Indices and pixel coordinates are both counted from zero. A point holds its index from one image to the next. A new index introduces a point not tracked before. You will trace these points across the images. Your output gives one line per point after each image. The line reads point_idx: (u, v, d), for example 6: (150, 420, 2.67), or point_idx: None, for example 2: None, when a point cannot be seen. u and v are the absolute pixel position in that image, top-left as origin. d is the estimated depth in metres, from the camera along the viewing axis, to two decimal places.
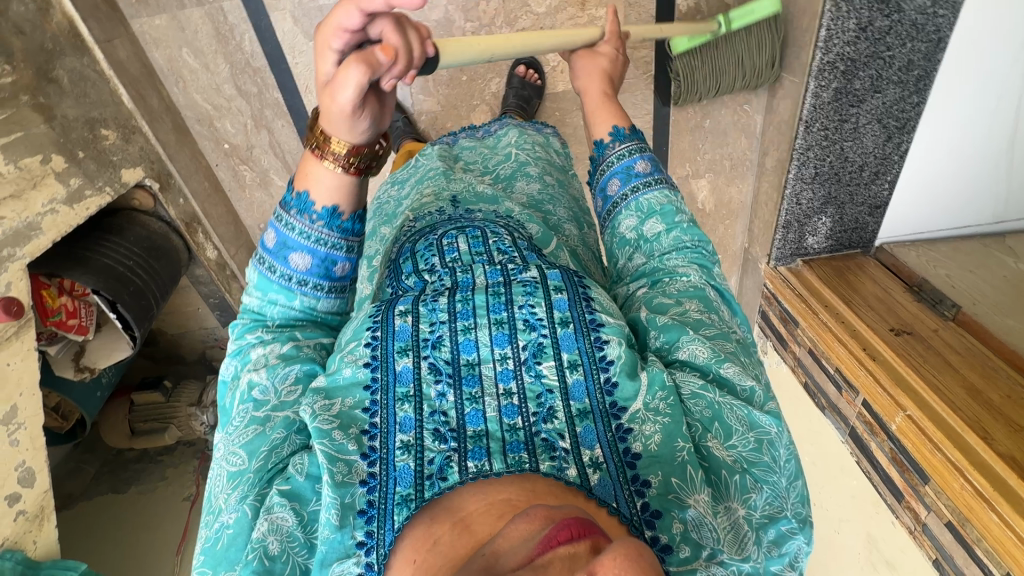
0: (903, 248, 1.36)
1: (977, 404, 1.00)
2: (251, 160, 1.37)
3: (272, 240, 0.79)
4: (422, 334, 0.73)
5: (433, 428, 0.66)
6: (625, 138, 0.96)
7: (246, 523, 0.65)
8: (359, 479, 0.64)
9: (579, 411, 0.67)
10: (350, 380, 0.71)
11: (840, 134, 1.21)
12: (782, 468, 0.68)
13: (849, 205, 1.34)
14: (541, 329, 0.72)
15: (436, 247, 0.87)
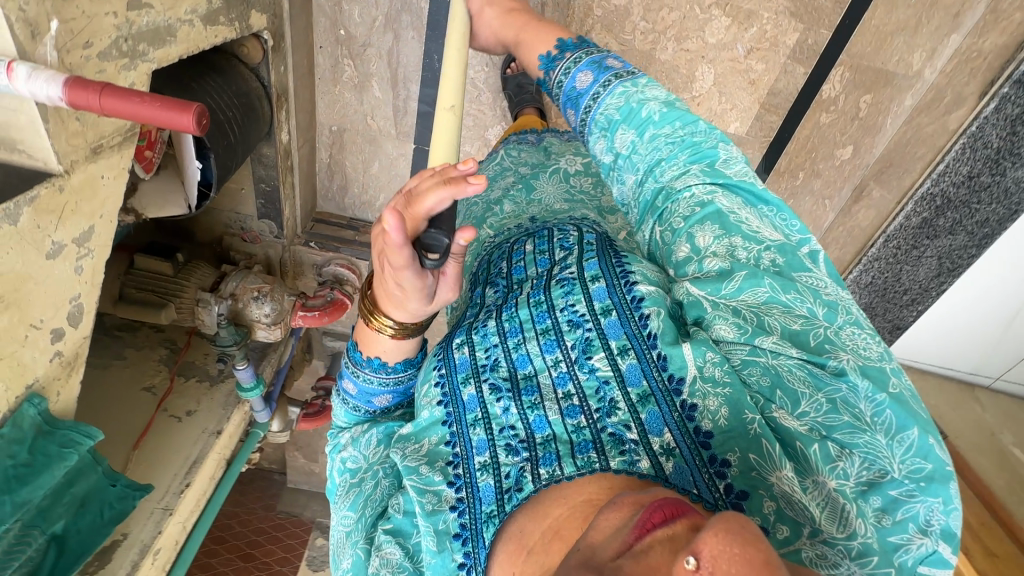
0: (904, 368, 1.54)
1: (961, 524, 1.15)
2: (360, 58, 1.26)
3: (348, 387, 0.79)
4: (483, 358, 0.71)
5: (505, 444, 0.63)
6: (573, 50, 0.85)
7: (362, 564, 0.65)
8: (449, 504, 0.62)
9: (636, 401, 0.60)
10: (430, 419, 0.69)
11: (905, 257, 1.36)
12: (875, 424, 0.53)
13: (878, 318, 1.49)
14: (585, 325, 0.67)
15: (510, 255, 0.85)
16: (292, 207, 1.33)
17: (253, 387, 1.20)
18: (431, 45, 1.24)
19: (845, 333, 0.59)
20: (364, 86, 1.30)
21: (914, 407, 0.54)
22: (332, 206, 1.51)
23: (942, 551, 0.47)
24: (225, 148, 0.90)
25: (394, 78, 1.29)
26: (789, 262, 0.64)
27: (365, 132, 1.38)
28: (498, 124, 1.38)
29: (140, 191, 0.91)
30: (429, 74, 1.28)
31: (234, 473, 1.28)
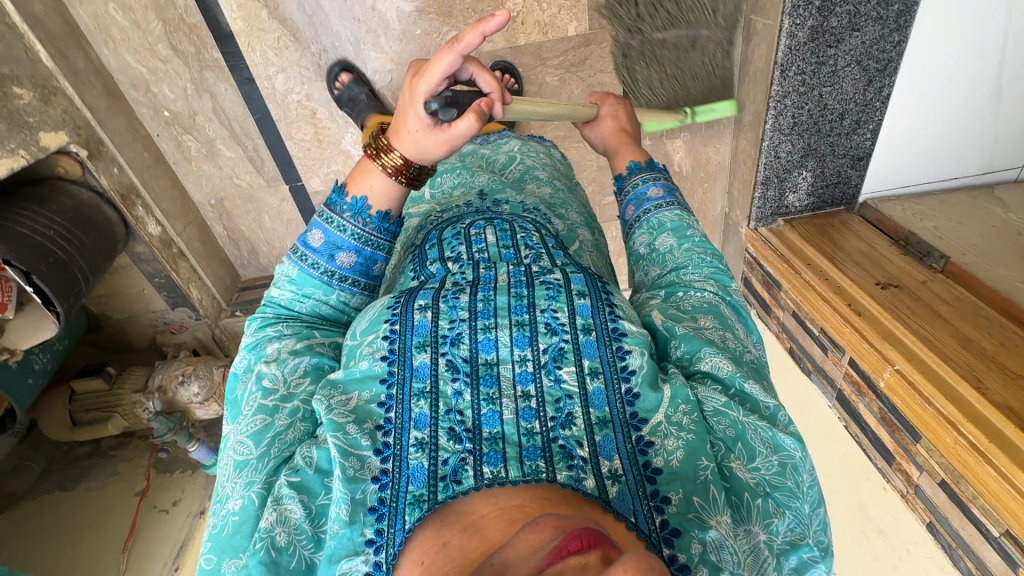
0: (887, 203, 1.31)
1: (970, 353, 0.92)
2: (196, 129, 1.30)
3: (314, 240, 0.74)
4: (444, 330, 0.66)
5: (448, 427, 0.59)
6: (645, 169, 0.88)
7: (253, 511, 0.58)
8: (372, 475, 0.57)
9: (596, 419, 0.60)
10: (367, 373, 0.64)
11: (818, 78, 1.13)
12: (806, 493, 0.60)
13: (829, 158, 1.26)
14: (563, 333, 0.65)
15: (464, 236, 0.80)
16: (202, 288, 1.39)
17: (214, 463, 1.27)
18: (246, 88, 1.25)
19: None
20: (214, 152, 1.34)
21: None
22: (253, 271, 1.56)
23: None
24: (49, 267, 0.96)
25: (234, 133, 1.31)
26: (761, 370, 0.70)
27: (240, 192, 1.41)
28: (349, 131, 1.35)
29: (11, 330, 1.00)
30: (260, 115, 1.29)
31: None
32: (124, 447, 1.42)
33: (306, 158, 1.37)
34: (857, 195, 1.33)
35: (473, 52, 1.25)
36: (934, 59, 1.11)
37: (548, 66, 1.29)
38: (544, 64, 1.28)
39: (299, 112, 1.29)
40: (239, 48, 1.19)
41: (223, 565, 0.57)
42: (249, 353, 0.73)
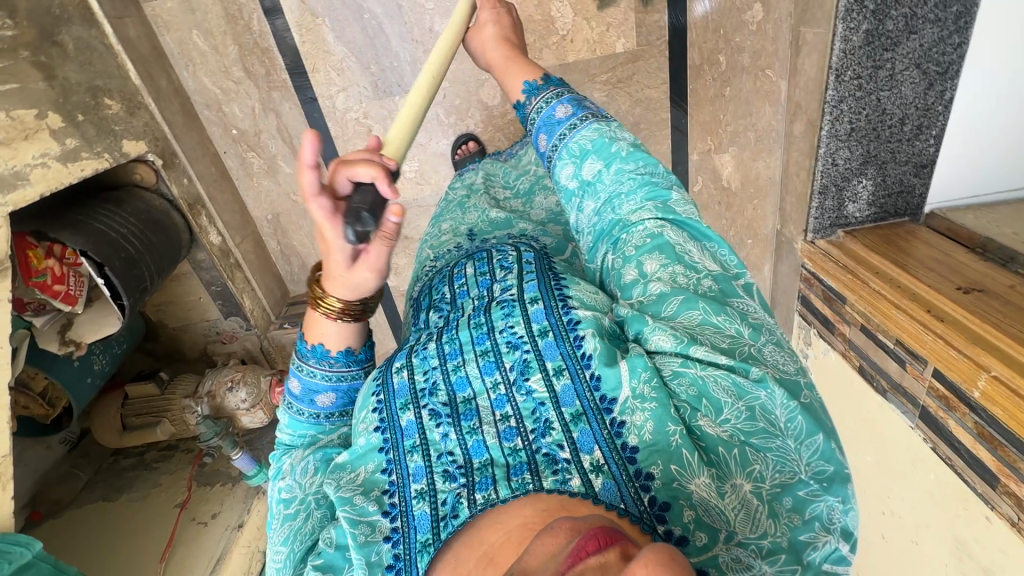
0: (958, 212, 1.23)
1: None
2: (259, 146, 1.37)
3: (294, 388, 0.70)
4: (421, 384, 0.62)
5: (441, 470, 0.56)
6: (544, 88, 0.82)
7: None
8: (383, 533, 0.54)
9: (570, 418, 0.56)
10: (364, 445, 0.60)
11: (875, 82, 1.12)
12: (789, 430, 0.54)
13: (890, 165, 1.22)
14: (524, 347, 0.61)
15: (450, 275, 0.77)
16: (254, 299, 1.42)
17: (256, 473, 1.24)
18: (309, 107, 1.32)
19: (768, 351, 0.60)
20: (274, 169, 1.40)
21: (820, 410, 0.57)
22: (301, 286, 1.59)
23: (841, 548, 0.50)
24: (121, 261, 1.00)
25: (294, 150, 1.38)
26: (714, 290, 0.63)
27: (296, 208, 1.47)
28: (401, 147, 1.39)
29: (76, 324, 1.03)
30: (320, 132, 1.35)
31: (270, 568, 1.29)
32: (166, 460, 1.43)
33: None
34: (923, 206, 1.27)
35: None
36: (1005, 57, 1.06)
37: (595, 82, 1.32)
38: (592, 79, 1.30)
39: (356, 129, 1.35)
40: (306, 68, 1.27)
41: None
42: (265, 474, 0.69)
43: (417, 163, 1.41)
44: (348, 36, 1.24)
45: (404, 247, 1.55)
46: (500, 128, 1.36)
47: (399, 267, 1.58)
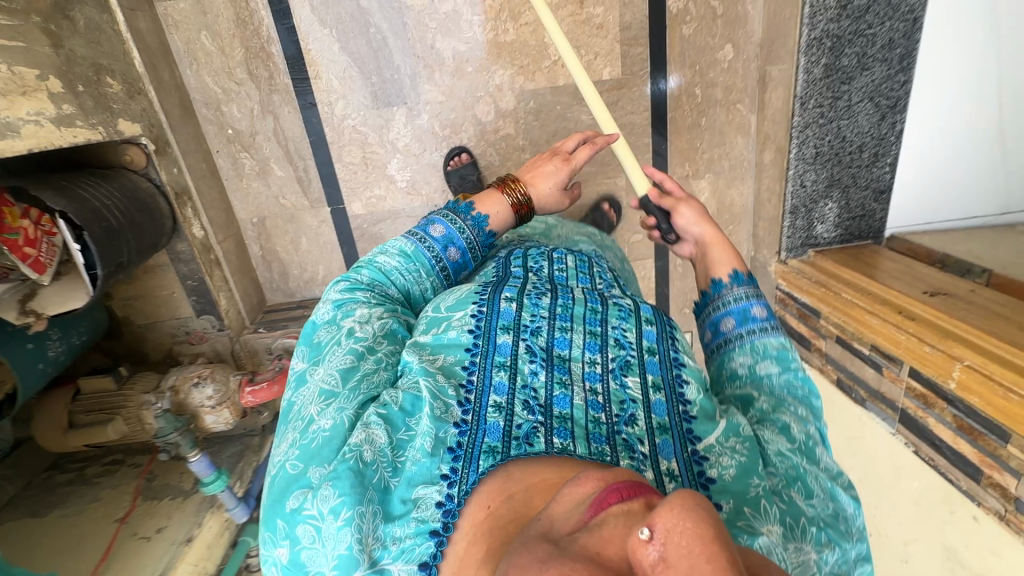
0: (916, 235, 1.34)
1: None
2: (253, 147, 1.39)
3: (434, 232, 0.90)
4: (524, 322, 0.74)
5: (523, 399, 0.64)
6: (747, 282, 0.80)
7: (343, 430, 0.62)
8: (454, 420, 0.62)
9: (657, 426, 0.64)
10: (453, 341, 0.72)
11: (835, 112, 1.24)
12: (852, 538, 0.60)
13: (852, 189, 1.32)
14: (630, 349, 0.72)
15: (548, 256, 0.94)
16: (231, 299, 1.38)
17: (213, 480, 1.14)
18: (307, 112, 1.36)
19: None
20: (266, 171, 1.41)
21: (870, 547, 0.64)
22: (280, 295, 1.56)
23: None
24: (102, 229, 0.98)
25: (288, 153, 1.40)
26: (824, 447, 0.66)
27: (283, 212, 1.47)
28: (395, 157, 1.43)
29: (40, 294, 0.98)
30: (316, 137, 1.39)
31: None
32: (110, 475, 1.29)
33: (351, 181, 1.45)
34: (883, 230, 1.38)
35: (516, 89, 1.38)
36: (952, 96, 1.20)
37: (583, 105, 1.41)
38: (580, 103, 1.40)
39: (352, 136, 1.40)
40: (308, 74, 1.32)
41: (309, 470, 0.60)
42: (330, 305, 0.81)
43: (409, 173, 1.45)
44: (354, 48, 1.31)
45: None
46: (492, 143, 1.43)
47: None
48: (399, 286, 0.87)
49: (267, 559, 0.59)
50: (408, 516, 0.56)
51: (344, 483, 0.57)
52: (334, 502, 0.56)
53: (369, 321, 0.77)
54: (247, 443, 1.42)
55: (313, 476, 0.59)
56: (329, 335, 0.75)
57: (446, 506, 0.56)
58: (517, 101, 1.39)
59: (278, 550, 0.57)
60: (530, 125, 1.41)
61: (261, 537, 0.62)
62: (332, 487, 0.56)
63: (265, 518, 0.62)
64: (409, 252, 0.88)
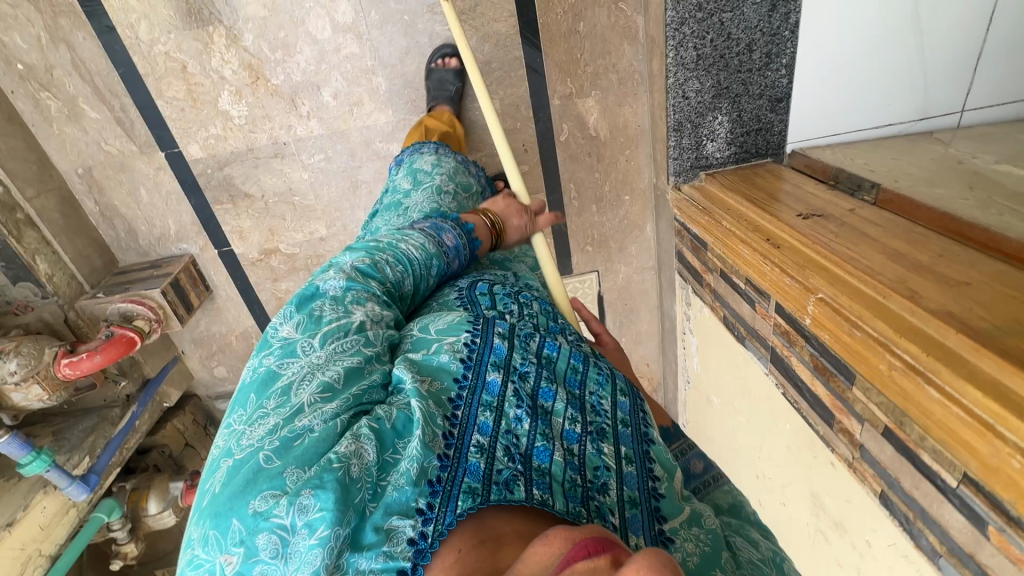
0: (817, 150, 1.18)
1: (901, 266, 0.74)
2: (54, 84, 1.19)
3: (446, 239, 0.79)
4: (516, 362, 0.64)
5: (505, 446, 0.55)
6: (677, 436, 0.73)
7: (329, 431, 0.50)
8: (438, 451, 0.52)
9: (627, 499, 0.56)
10: (442, 366, 0.62)
11: (715, 3, 1.04)
12: None
13: (744, 99, 1.14)
14: (606, 417, 0.62)
15: (516, 300, 0.75)
16: (56, 263, 1.26)
17: (31, 460, 1.07)
18: (105, 37, 1.16)
19: None
20: (75, 112, 1.23)
21: None
22: (132, 255, 1.41)
23: None
24: None
25: (96, 90, 1.20)
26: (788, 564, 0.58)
27: (110, 160, 1.29)
28: (225, 88, 1.24)
29: None
30: (125, 69, 1.19)
31: (59, 568, 1.13)
32: None
33: (180, 120, 1.26)
34: (784, 145, 1.21)
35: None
36: None
37: (435, 14, 1.20)
38: (430, 10, 1.19)
39: (167, 66, 1.19)
40: None
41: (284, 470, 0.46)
42: (342, 284, 0.66)
43: (246, 107, 1.26)
44: None
45: (247, 208, 1.39)
46: (335, 66, 1.23)
47: (245, 231, 1.42)
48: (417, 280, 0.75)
49: (206, 559, 0.44)
50: (377, 548, 0.44)
51: (328, 497, 0.44)
52: (313, 516, 0.44)
53: (379, 322, 0.65)
54: (103, 416, 1.33)
55: (290, 477, 0.46)
56: (337, 320, 0.62)
57: (418, 545, 0.45)
58: (354, 12, 1.18)
59: (225, 559, 0.43)
60: (377, 41, 1.21)
61: (196, 527, 0.46)
62: (313, 497, 0.44)
63: (201, 510, 0.47)
64: (430, 252, 0.76)
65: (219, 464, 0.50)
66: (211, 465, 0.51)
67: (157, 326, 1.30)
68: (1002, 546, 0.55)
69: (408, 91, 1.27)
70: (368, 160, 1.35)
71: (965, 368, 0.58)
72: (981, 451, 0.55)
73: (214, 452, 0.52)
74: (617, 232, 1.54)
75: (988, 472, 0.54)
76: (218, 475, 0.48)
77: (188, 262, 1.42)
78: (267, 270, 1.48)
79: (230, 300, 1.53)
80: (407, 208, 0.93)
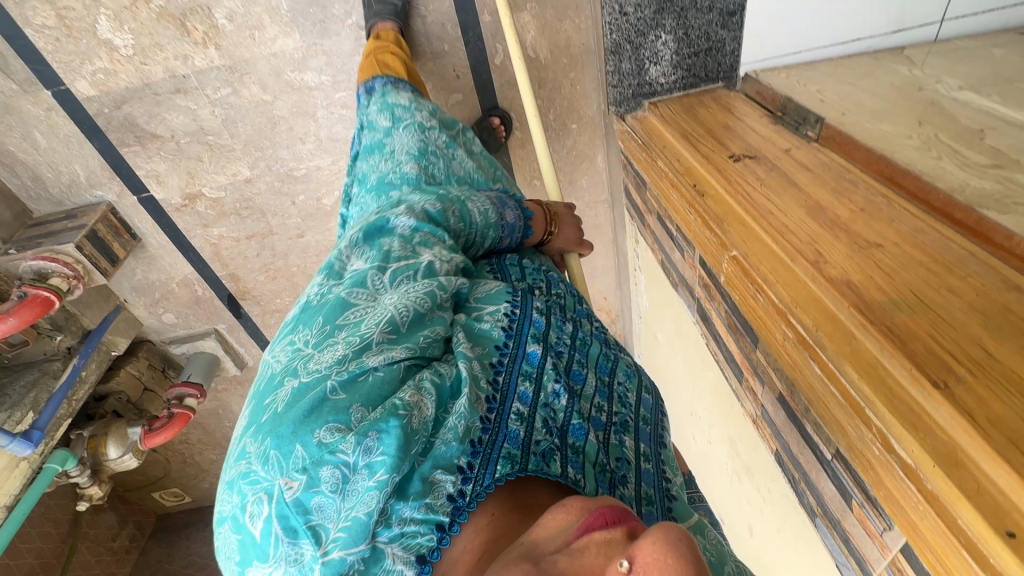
0: (771, 73, 1.06)
1: (818, 223, 0.68)
2: None
3: (508, 215, 0.79)
4: (553, 339, 0.65)
5: (543, 418, 0.56)
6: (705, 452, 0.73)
7: (392, 381, 0.52)
8: (482, 413, 0.54)
9: (644, 494, 0.58)
10: (485, 333, 0.62)
11: None
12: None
13: (691, 12, 1.01)
14: (630, 409, 0.64)
15: (546, 274, 0.79)
16: None
17: None
18: None
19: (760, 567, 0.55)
20: None
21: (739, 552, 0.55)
22: (46, 204, 1.33)
23: None
24: None
25: None
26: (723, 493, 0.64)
27: None
28: (101, 14, 1.08)
29: None
30: None
31: (17, 516, 1.21)
32: None
33: (58, 52, 1.12)
34: (736, 68, 1.10)
35: None
36: None
37: None
38: None
39: None
40: None
41: (350, 417, 0.48)
42: (411, 226, 0.68)
43: (131, 34, 1.11)
44: None
45: (157, 148, 1.28)
46: None
47: (162, 175, 1.33)
48: (469, 241, 0.74)
49: (263, 477, 0.45)
50: (421, 499, 0.46)
51: (391, 442, 0.47)
52: (375, 458, 0.46)
53: (446, 264, 0.66)
54: (44, 369, 1.33)
55: (354, 415, 0.48)
56: (405, 260, 0.64)
57: (457, 502, 0.48)
58: None
59: (286, 481, 0.45)
60: None
61: (252, 441, 0.48)
62: (378, 440, 0.47)
63: (261, 427, 0.48)
64: (489, 223, 0.76)
65: (281, 385, 0.51)
66: (273, 380, 0.52)
67: (78, 282, 1.24)
68: (861, 518, 0.55)
69: (315, 10, 1.13)
70: (282, 93, 1.22)
71: (851, 344, 0.55)
72: (850, 433, 0.53)
73: (275, 371, 0.53)
74: (565, 163, 1.40)
75: (854, 453, 0.53)
76: (282, 394, 0.50)
77: (105, 210, 1.33)
78: (194, 215, 1.41)
79: (163, 248, 1.46)
80: (394, 150, 0.86)
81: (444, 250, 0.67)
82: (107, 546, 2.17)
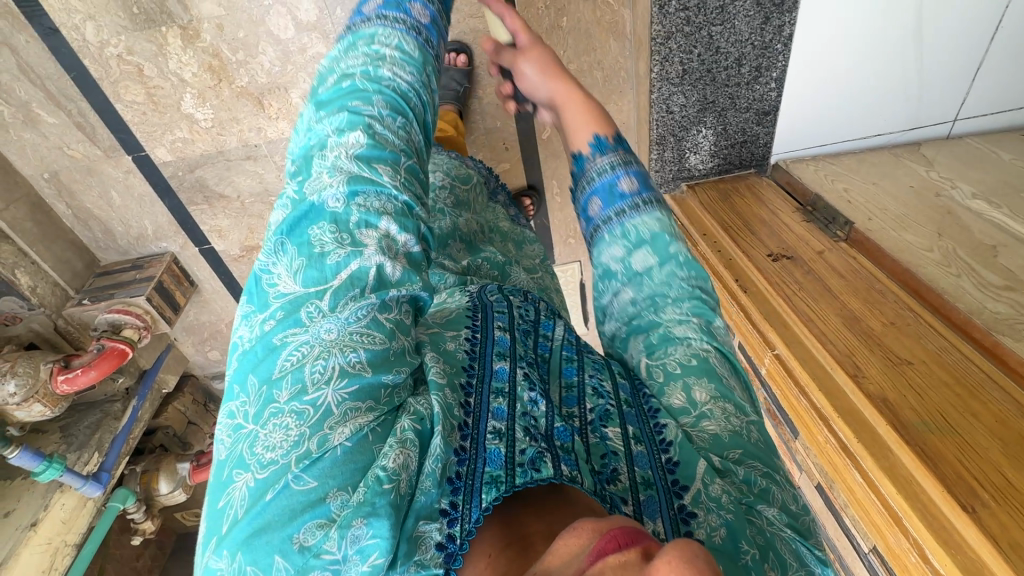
0: (802, 163, 1.16)
1: (853, 334, 0.78)
2: (4, 90, 1.13)
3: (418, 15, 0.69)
4: (521, 352, 0.54)
5: (526, 427, 0.47)
6: (612, 149, 0.67)
7: (352, 432, 0.42)
8: (456, 445, 0.44)
9: (641, 480, 0.47)
10: (450, 355, 0.52)
11: (705, 16, 1.00)
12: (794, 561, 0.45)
13: (730, 112, 1.11)
14: (611, 397, 0.53)
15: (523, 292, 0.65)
16: (38, 274, 1.28)
17: (45, 469, 1.17)
18: (52, 40, 1.09)
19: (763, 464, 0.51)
20: (31, 119, 1.17)
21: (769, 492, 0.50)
22: (113, 254, 1.41)
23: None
24: None
25: (50, 95, 1.15)
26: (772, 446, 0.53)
27: (76, 165, 1.25)
28: (186, 92, 1.17)
29: None
30: (78, 72, 1.13)
31: (86, 554, 1.29)
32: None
33: (143, 124, 1.21)
34: (768, 156, 1.19)
35: None
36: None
37: None
38: None
39: (123, 69, 1.13)
40: None
41: (323, 489, 0.39)
42: (344, 193, 0.53)
43: (211, 109, 1.20)
44: None
45: (224, 207, 1.37)
46: (302, 67, 1.17)
47: (225, 230, 1.41)
48: (421, 126, 0.64)
49: None
50: (409, 560, 0.38)
51: (382, 522, 0.39)
52: (366, 543, 0.38)
53: (394, 256, 0.52)
54: (106, 411, 1.41)
55: (332, 501, 0.39)
56: (346, 266, 0.50)
57: (449, 549, 0.40)
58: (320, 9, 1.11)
59: None
60: None
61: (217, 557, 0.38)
62: (366, 525, 0.38)
63: (224, 539, 0.39)
64: (415, 60, 0.65)
65: (232, 482, 0.41)
66: (220, 479, 0.42)
67: (147, 331, 1.33)
68: None
69: None
70: None
71: (888, 459, 0.64)
72: (887, 537, 0.62)
73: (221, 461, 0.43)
74: None
75: (891, 555, 0.62)
76: (237, 495, 0.40)
77: (169, 261, 1.41)
78: (250, 265, 1.48)
79: (216, 293, 1.53)
80: None
81: (392, 209, 0.54)
82: (131, 566, 2.18)
